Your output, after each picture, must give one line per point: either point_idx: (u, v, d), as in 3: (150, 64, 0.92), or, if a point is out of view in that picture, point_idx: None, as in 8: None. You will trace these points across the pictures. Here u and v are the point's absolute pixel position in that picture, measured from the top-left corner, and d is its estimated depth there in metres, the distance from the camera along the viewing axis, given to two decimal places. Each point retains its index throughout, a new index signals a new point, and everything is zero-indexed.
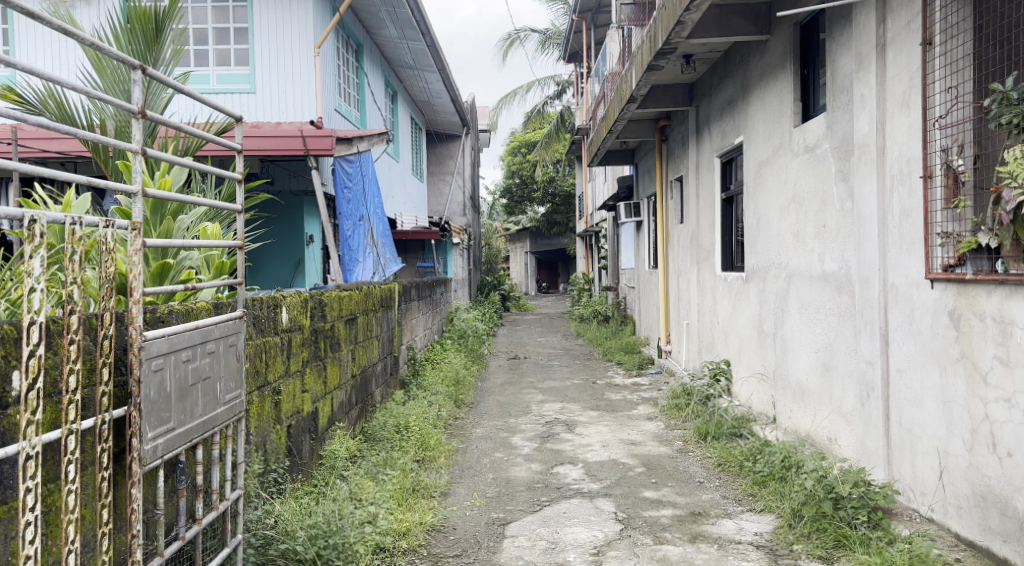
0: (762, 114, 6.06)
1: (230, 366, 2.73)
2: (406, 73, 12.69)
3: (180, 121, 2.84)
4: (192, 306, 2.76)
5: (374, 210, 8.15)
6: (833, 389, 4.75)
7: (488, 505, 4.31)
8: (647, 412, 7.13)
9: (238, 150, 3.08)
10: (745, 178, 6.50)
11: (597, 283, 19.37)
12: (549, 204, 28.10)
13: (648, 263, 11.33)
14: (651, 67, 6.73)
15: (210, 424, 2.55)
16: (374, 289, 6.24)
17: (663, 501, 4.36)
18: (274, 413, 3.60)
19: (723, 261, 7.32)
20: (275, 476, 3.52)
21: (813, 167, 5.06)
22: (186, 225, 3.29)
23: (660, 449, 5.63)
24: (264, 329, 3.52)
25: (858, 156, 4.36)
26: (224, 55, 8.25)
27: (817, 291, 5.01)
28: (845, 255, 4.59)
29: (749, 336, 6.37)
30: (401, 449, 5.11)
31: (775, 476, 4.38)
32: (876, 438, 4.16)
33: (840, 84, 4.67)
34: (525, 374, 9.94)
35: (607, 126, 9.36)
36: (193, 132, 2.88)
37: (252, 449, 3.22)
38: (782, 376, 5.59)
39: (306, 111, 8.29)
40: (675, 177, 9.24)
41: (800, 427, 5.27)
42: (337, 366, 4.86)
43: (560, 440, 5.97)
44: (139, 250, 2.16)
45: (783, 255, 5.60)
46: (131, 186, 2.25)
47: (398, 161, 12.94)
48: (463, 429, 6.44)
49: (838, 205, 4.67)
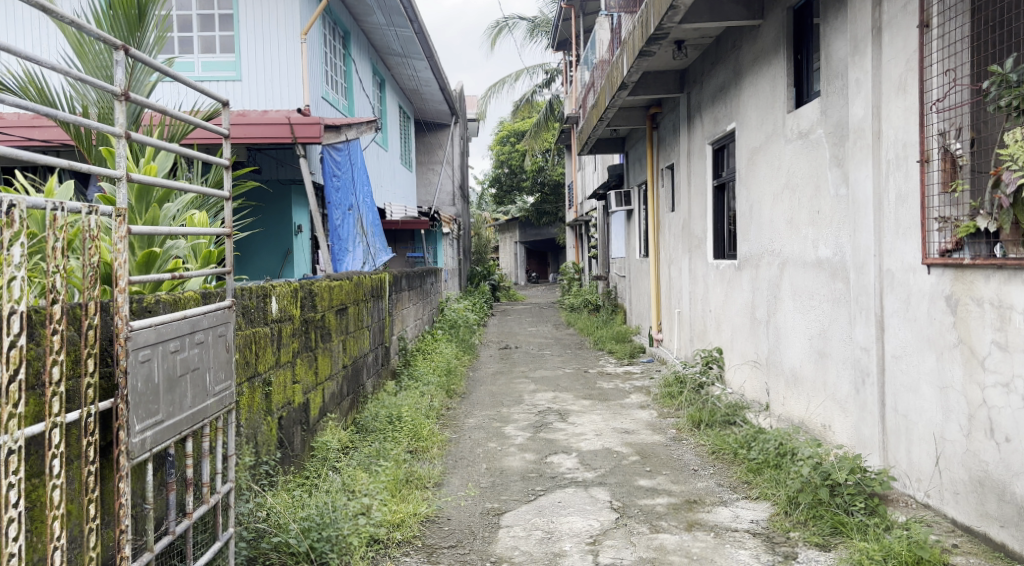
0: (754, 100, 6.03)
1: (219, 357, 2.65)
2: (394, 61, 12.60)
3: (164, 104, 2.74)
4: (180, 296, 2.71)
5: (363, 200, 8.06)
6: (826, 375, 4.75)
7: (482, 495, 4.27)
8: (639, 400, 7.10)
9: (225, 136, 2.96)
10: (738, 165, 6.47)
11: (587, 273, 19.35)
12: (538, 193, 28.05)
13: (638, 251, 11.32)
14: (643, 52, 6.67)
15: (200, 417, 2.50)
16: (365, 279, 6.16)
17: (659, 489, 4.34)
18: (265, 406, 3.54)
19: (715, 249, 7.31)
20: (267, 469, 3.46)
21: (807, 153, 5.03)
22: (173, 213, 3.20)
23: (653, 437, 5.61)
24: (254, 320, 3.46)
25: (853, 142, 4.33)
26: (209, 42, 8.12)
27: (810, 278, 4.99)
28: (840, 241, 4.56)
29: (742, 324, 6.35)
30: (394, 440, 5.06)
31: (770, 463, 4.36)
32: (871, 424, 4.16)
33: (834, 68, 4.63)
34: (517, 363, 9.90)
35: (597, 113, 9.30)
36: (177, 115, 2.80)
37: (242, 440, 3.15)
38: (775, 363, 5.58)
39: (294, 99, 8.19)
40: (666, 165, 9.21)
41: (793, 415, 5.26)
42: (328, 357, 4.80)
43: (553, 430, 5.94)
44: (123, 237, 2.08)
45: (776, 242, 5.58)
46: (115, 171, 2.16)
47: (387, 150, 12.83)
48: (456, 419, 6.40)
49: (833, 190, 4.64)
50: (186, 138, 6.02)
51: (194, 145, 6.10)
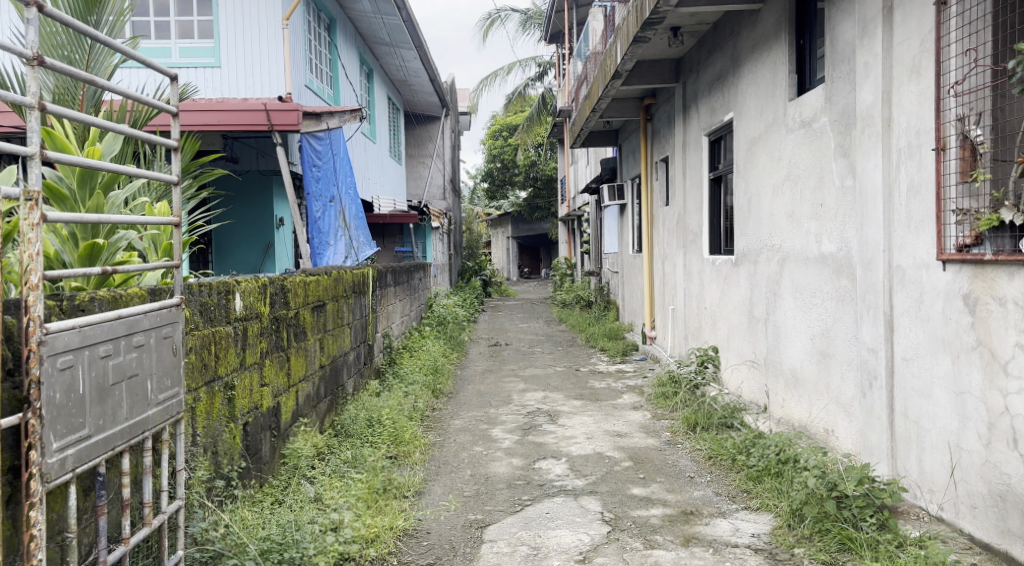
0: (753, 88, 5.77)
1: (163, 362, 2.35)
2: (382, 51, 12.30)
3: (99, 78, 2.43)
4: (121, 293, 2.43)
5: (346, 192, 7.77)
6: (830, 377, 4.50)
7: (464, 506, 4.00)
8: (632, 401, 6.85)
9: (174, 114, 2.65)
10: (735, 156, 6.21)
11: (580, 268, 19.11)
12: (531, 188, 27.76)
13: (631, 246, 11.06)
14: (637, 39, 6.40)
15: (139, 429, 2.21)
16: (345, 274, 5.87)
17: (653, 499, 4.08)
18: (226, 411, 3.25)
19: (711, 244, 7.04)
20: (228, 481, 3.18)
21: (810, 143, 4.77)
22: (122, 200, 2.92)
23: (647, 441, 5.34)
24: (214, 319, 3.18)
25: (860, 129, 4.07)
26: (187, 26, 7.79)
27: (813, 274, 4.73)
28: (846, 236, 4.31)
29: (739, 322, 6.09)
30: (373, 445, 4.79)
31: (771, 471, 4.11)
32: (878, 430, 3.90)
33: (840, 53, 4.37)
34: (507, 361, 9.63)
35: (590, 104, 9.03)
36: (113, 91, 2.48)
37: (196, 452, 2.88)
38: (774, 363, 5.33)
39: (275, 87, 7.88)
40: (660, 158, 8.95)
41: (794, 418, 5.01)
42: (302, 357, 4.52)
43: (543, 433, 5.67)
44: (36, 224, 1.80)
45: (776, 236, 5.31)
46: (26, 148, 1.86)
47: (375, 142, 12.52)
48: (441, 421, 6.13)
49: (838, 182, 4.39)
50: (149, 124, 5.72)
51: (159, 132, 5.81)
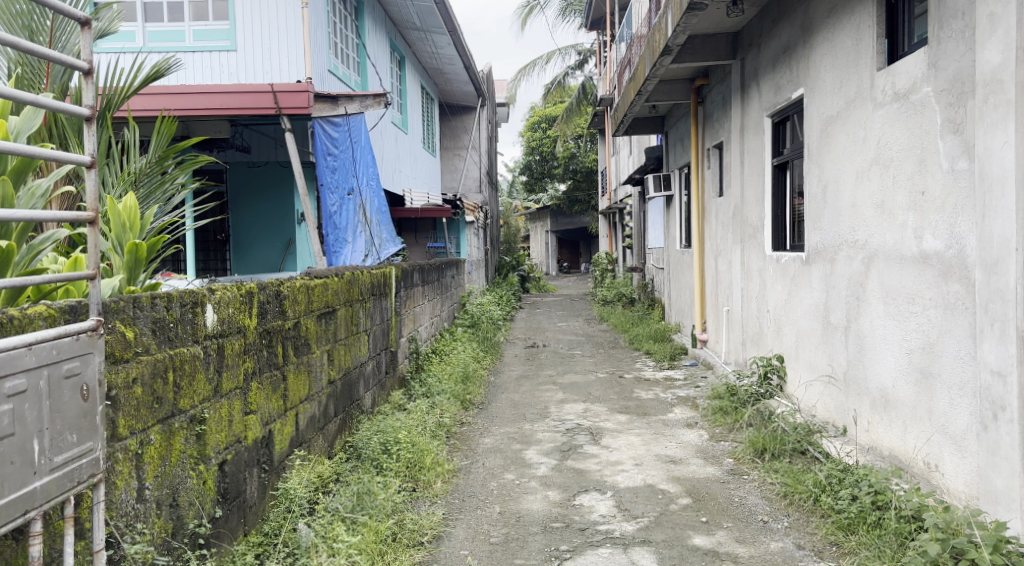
0: (829, 59, 4.96)
1: (65, 413, 1.72)
2: (414, 35, 11.67)
3: (37, 43, 1.80)
4: (18, 315, 1.80)
5: (367, 182, 7.15)
6: (933, 401, 3.72)
7: (489, 560, 3.31)
8: (684, 416, 6.09)
9: (82, 70, 1.93)
10: (806, 139, 5.40)
11: (621, 264, 18.31)
12: (571, 180, 26.86)
13: (680, 241, 10.24)
14: (692, 6, 5.62)
15: (19, 509, 1.58)
16: (362, 273, 5.24)
17: (720, 554, 3.35)
18: (193, 452, 2.62)
19: (773, 239, 6.26)
20: (191, 541, 2.56)
21: (906, 119, 3.97)
22: (43, 189, 2.29)
23: (705, 470, 4.59)
24: (175, 338, 2.55)
25: (982, 97, 3.26)
26: (200, 7, 7.21)
27: (909, 276, 3.94)
28: (957, 229, 3.51)
29: (811, 329, 5.29)
30: (387, 474, 4.15)
31: (867, 521, 3.38)
32: (1005, 474, 3.11)
33: (948, 6, 3.56)
34: (544, 365, 8.90)
35: (635, 87, 8.24)
36: (57, 58, 1.84)
37: (140, 513, 2.26)
38: (857, 379, 4.55)
39: (294, 72, 7.28)
40: (713, 145, 8.16)
41: (883, 446, 4.22)
42: (305, 373, 3.88)
43: (584, 456, 4.95)
44: None
45: (860, 230, 4.51)
46: None
47: (406, 133, 11.90)
48: (470, 439, 5.46)
49: (946, 165, 3.59)
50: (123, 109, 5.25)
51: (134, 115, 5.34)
